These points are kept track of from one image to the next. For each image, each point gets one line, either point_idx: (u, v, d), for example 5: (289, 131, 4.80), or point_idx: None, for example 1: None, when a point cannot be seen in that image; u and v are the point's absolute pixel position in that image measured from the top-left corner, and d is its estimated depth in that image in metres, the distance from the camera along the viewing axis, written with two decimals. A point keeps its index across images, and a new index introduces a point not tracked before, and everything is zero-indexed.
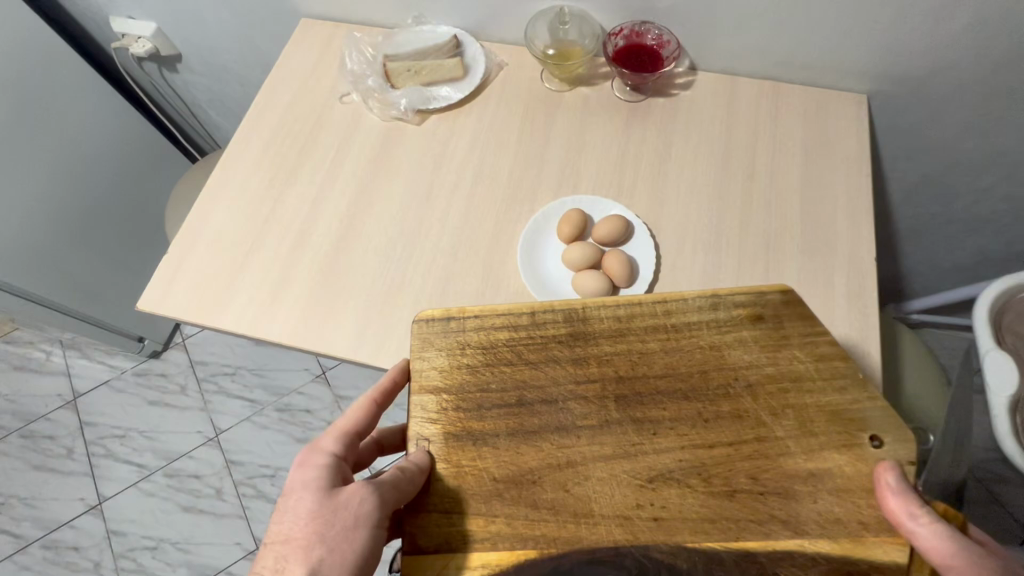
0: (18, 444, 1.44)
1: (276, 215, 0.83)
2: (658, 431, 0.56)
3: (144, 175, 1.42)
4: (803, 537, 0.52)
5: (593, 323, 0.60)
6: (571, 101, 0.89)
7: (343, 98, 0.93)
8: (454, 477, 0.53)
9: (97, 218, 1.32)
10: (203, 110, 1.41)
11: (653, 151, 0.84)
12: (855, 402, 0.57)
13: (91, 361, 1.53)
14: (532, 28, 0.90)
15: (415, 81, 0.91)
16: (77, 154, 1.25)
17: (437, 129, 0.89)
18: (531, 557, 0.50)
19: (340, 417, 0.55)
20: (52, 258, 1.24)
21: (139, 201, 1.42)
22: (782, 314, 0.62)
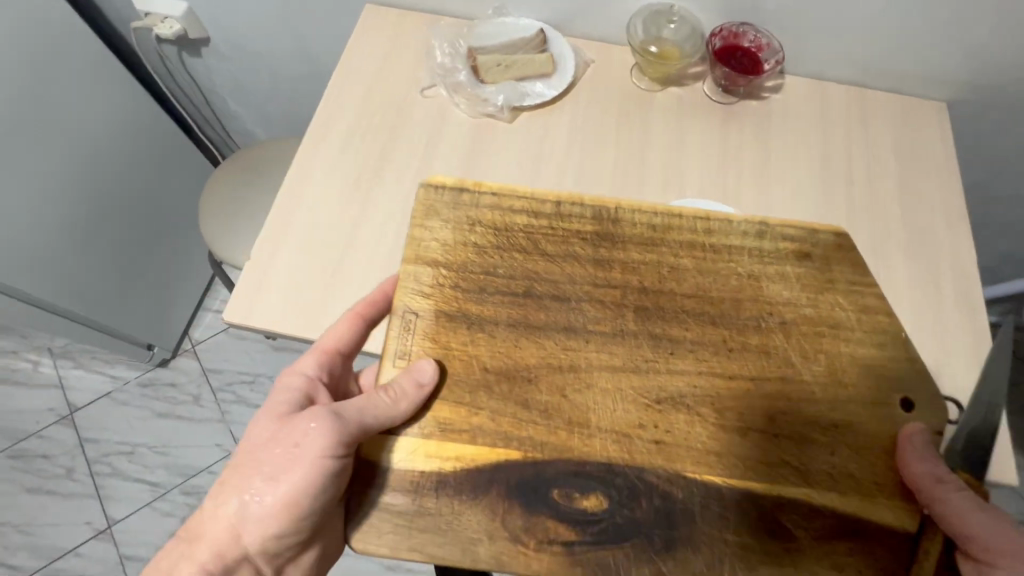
0: (8, 466, 1.24)
1: (370, 212, 0.72)
2: (675, 351, 0.52)
3: (165, 164, 1.21)
4: (812, 488, 0.48)
5: (620, 231, 0.56)
6: (663, 102, 0.80)
7: (422, 91, 0.81)
8: (444, 359, 0.51)
9: (113, 230, 1.13)
10: (222, 99, 1.21)
11: (753, 149, 0.76)
12: (895, 360, 0.52)
13: (88, 371, 1.33)
14: (631, 30, 0.80)
15: (505, 74, 0.79)
16: (88, 141, 1.04)
17: (527, 125, 0.78)
18: (513, 458, 0.48)
19: (322, 337, 0.54)
20: (55, 268, 1.04)
21: (145, 192, 1.18)
22: (832, 257, 0.56)
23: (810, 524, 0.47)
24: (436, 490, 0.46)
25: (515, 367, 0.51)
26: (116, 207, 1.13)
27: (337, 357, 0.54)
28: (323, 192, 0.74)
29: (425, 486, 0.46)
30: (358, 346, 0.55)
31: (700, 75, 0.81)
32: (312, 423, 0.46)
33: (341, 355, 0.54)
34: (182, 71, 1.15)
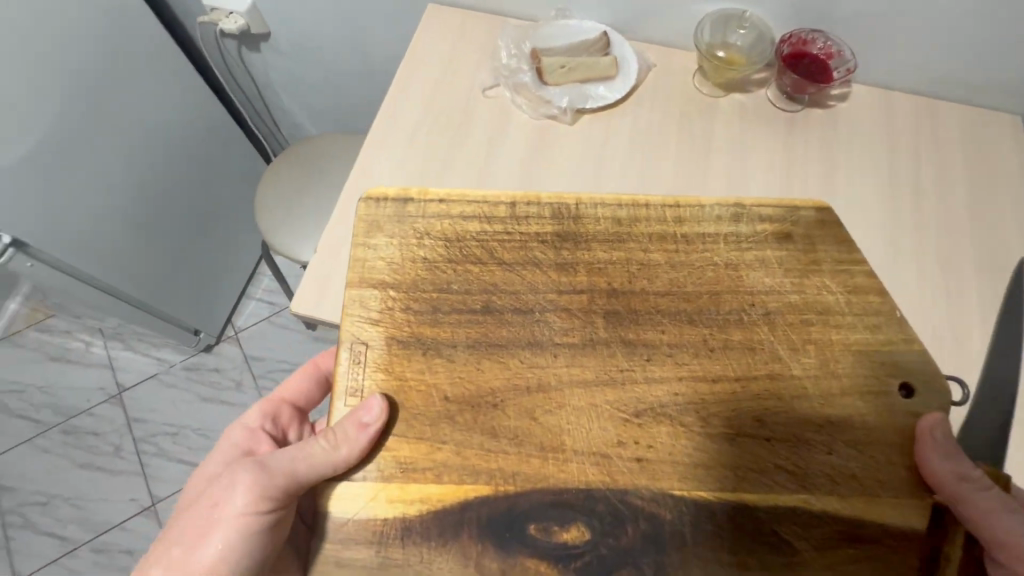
0: (59, 440, 1.20)
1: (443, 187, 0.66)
2: (652, 358, 0.47)
3: (227, 153, 1.15)
4: (810, 492, 0.44)
5: (585, 230, 0.51)
6: (727, 108, 0.71)
7: (485, 91, 0.73)
8: (397, 393, 0.46)
9: (175, 222, 1.07)
10: (276, 94, 1.16)
11: (817, 163, 0.68)
12: (891, 344, 0.48)
13: (136, 353, 1.29)
14: (697, 31, 0.72)
15: (568, 77, 0.72)
16: (162, 128, 0.99)
17: (594, 127, 0.70)
18: (482, 493, 0.43)
19: (276, 387, 0.52)
20: (120, 255, 0.98)
21: (208, 182, 1.13)
22: (817, 235, 0.51)
23: (812, 533, 0.43)
24: (402, 539, 0.42)
25: (477, 392, 0.46)
26: (181, 196, 1.07)
27: (287, 407, 0.52)
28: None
29: (390, 536, 0.42)
30: (313, 400, 0.53)
31: (763, 82, 0.73)
32: (236, 477, 0.42)
33: (289, 403, 0.52)
34: (241, 68, 1.10)
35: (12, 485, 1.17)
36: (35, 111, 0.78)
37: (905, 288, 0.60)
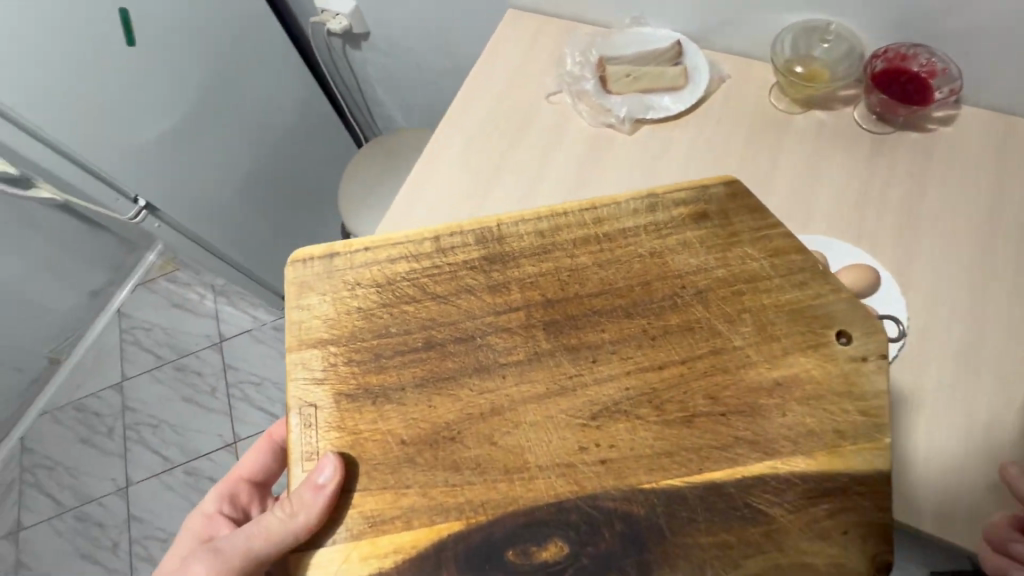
0: (172, 373, 1.52)
1: (495, 181, 0.75)
2: (598, 358, 0.48)
3: (326, 139, 1.32)
4: (775, 458, 0.44)
5: (512, 248, 0.52)
6: (805, 125, 0.74)
7: (550, 97, 0.80)
8: (352, 449, 0.46)
9: (275, 202, 1.24)
10: (372, 87, 1.30)
11: (898, 187, 0.69)
12: (821, 296, 0.49)
13: (237, 310, 1.57)
14: (777, 46, 0.75)
15: (632, 86, 0.78)
16: (270, 120, 1.17)
17: (651, 138, 0.76)
18: (454, 529, 0.43)
19: (233, 466, 0.53)
20: (235, 225, 1.16)
21: (304, 167, 1.28)
22: (729, 208, 0.53)
23: (783, 497, 0.43)
24: None
25: (433, 429, 0.46)
26: (280, 183, 1.23)
27: (247, 486, 0.53)
28: (435, 204, 0.74)
29: None
30: (271, 474, 0.54)
31: (852, 100, 0.74)
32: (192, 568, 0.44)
33: (247, 481, 0.53)
34: (345, 63, 1.25)
35: (133, 407, 1.50)
36: (165, 103, 0.95)
37: (984, 333, 0.60)
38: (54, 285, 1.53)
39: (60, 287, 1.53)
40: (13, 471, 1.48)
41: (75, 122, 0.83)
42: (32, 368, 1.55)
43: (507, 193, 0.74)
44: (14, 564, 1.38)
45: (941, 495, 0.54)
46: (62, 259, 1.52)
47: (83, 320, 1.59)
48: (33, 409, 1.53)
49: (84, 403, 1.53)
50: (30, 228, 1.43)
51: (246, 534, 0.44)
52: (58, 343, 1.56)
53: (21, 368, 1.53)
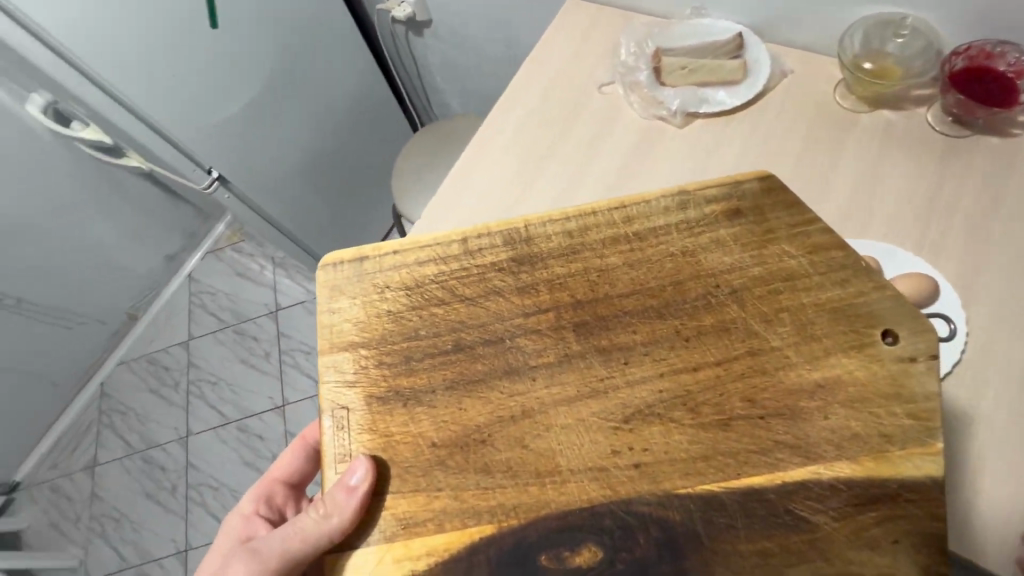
0: (230, 337, 1.61)
1: (542, 165, 0.75)
2: (629, 360, 0.47)
3: (375, 122, 1.39)
4: (818, 463, 0.43)
5: (540, 249, 0.52)
6: (871, 124, 0.71)
7: (602, 87, 0.80)
8: (384, 451, 0.46)
9: (329, 178, 1.33)
10: (431, 74, 1.35)
11: (971, 195, 0.65)
12: (864, 294, 0.47)
13: (294, 281, 1.63)
14: (848, 40, 0.73)
15: (688, 79, 0.77)
16: (332, 103, 1.26)
17: (704, 132, 0.74)
18: (486, 533, 0.43)
19: (270, 467, 0.54)
20: (292, 197, 1.25)
21: (358, 144, 1.37)
22: (763, 204, 0.51)
23: (826, 503, 0.42)
24: None
25: (464, 432, 0.46)
26: (333, 162, 1.32)
27: (283, 487, 0.54)
28: (482, 193, 0.74)
29: None
30: (306, 477, 0.55)
31: (926, 100, 0.71)
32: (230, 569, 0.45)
33: (282, 483, 0.54)
34: (406, 50, 1.31)
35: (197, 364, 1.59)
36: (237, 83, 1.05)
37: None
38: (136, 250, 1.60)
39: (140, 250, 1.61)
40: (91, 412, 1.59)
41: (159, 93, 0.94)
42: (111, 323, 1.64)
43: (553, 182, 0.73)
44: (91, 496, 1.49)
45: (1007, 533, 0.50)
46: (146, 226, 1.59)
47: (159, 282, 1.69)
48: (109, 356, 1.64)
49: (154, 355, 1.63)
50: (120, 196, 1.50)
51: (282, 536, 0.44)
52: (134, 301, 1.66)
53: (102, 321, 1.61)
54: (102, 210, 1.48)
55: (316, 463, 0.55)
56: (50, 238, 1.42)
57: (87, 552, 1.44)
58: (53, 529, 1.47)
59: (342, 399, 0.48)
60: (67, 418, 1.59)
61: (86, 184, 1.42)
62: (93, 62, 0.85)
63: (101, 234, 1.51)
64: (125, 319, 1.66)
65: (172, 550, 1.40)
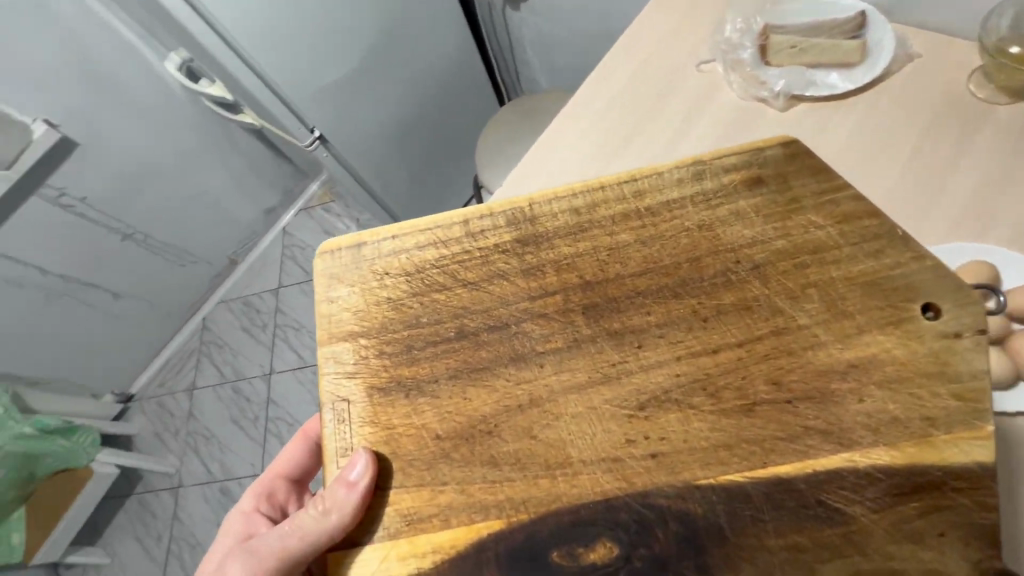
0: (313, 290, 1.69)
1: (632, 145, 0.71)
2: (643, 343, 0.44)
3: (450, 91, 1.36)
4: (853, 450, 0.39)
5: (545, 229, 0.48)
6: (1008, 117, 0.65)
7: (700, 64, 0.76)
8: (386, 445, 0.44)
9: (413, 143, 1.33)
10: (523, 48, 1.38)
11: None
12: (900, 265, 0.43)
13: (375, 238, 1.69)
14: (994, 20, 0.64)
15: (796, 58, 0.72)
16: (426, 78, 1.27)
17: (807, 116, 0.70)
18: (494, 528, 0.40)
19: (272, 461, 0.53)
20: (378, 163, 1.28)
21: (441, 110, 1.36)
22: (786, 171, 0.47)
23: (863, 494, 0.38)
24: None
25: (468, 423, 0.44)
26: (417, 131, 1.33)
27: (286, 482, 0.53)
28: (563, 169, 0.71)
29: None
30: (308, 471, 0.54)
31: None
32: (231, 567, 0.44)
33: (284, 478, 0.54)
34: (502, 23, 1.34)
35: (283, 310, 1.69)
36: (342, 50, 1.07)
37: None
38: (242, 201, 1.68)
39: (246, 200, 1.69)
40: (195, 339, 1.73)
41: (275, 54, 0.99)
42: (217, 266, 1.74)
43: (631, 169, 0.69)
44: (188, 414, 1.64)
45: None
46: (250, 179, 1.66)
47: (257, 232, 1.77)
48: (211, 295, 1.75)
49: (249, 299, 1.73)
50: (232, 150, 1.57)
51: (281, 533, 0.43)
52: (236, 247, 1.74)
53: (210, 263, 1.71)
54: (215, 162, 1.55)
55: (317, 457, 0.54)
56: (170, 186, 1.49)
57: (182, 463, 1.59)
58: (155, 437, 1.64)
59: (340, 390, 0.46)
60: (175, 342, 1.73)
61: (206, 142, 1.51)
62: (227, 22, 0.91)
63: (213, 185, 1.58)
64: (227, 263, 1.75)
65: (249, 472, 1.52)
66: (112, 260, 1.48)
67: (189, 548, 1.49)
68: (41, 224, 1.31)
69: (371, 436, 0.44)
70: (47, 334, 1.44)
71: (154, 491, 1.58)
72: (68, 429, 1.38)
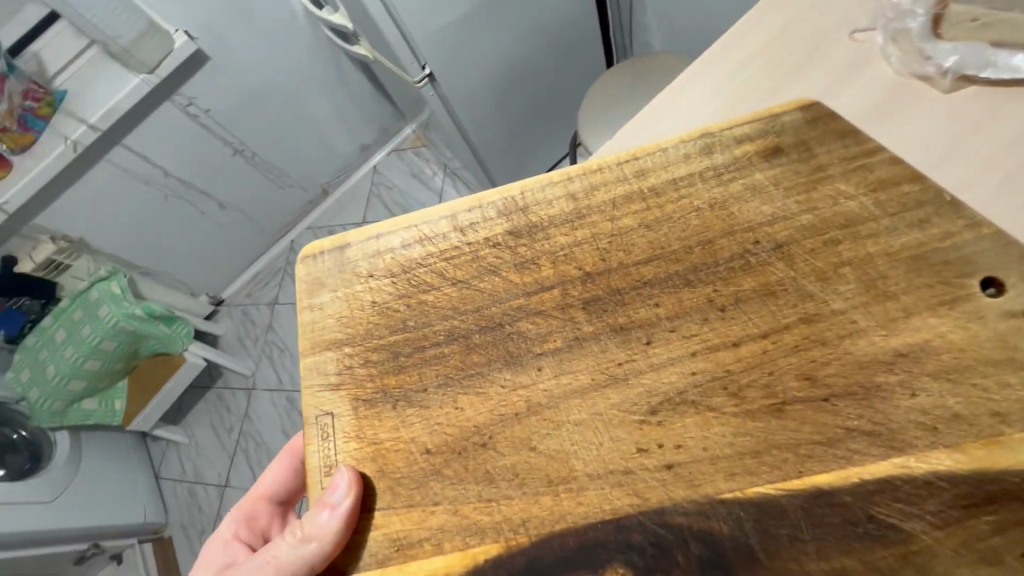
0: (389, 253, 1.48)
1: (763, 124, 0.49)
2: (653, 339, 0.39)
3: (567, 53, 1.08)
4: (905, 454, 0.33)
5: (540, 218, 0.44)
6: None
7: (852, 32, 0.50)
8: (373, 463, 0.40)
9: (522, 105, 1.10)
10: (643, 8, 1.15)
11: None
12: (952, 236, 0.37)
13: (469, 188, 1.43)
14: None
15: (981, 34, 0.47)
16: (538, 35, 0.99)
17: (986, 108, 0.45)
18: (491, 554, 0.36)
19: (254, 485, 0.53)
20: (489, 123, 1.07)
21: (556, 73, 1.10)
22: (807, 137, 0.42)
23: (922, 507, 0.32)
24: None
25: (461, 435, 0.39)
26: (523, 100, 1.09)
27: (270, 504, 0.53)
28: None
29: None
30: (292, 492, 0.54)
31: None
32: None
33: (266, 500, 0.53)
34: None
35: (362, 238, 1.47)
36: None
37: None
38: (343, 133, 1.41)
39: (347, 131, 1.42)
40: (282, 259, 1.54)
41: None
42: (310, 194, 1.49)
43: None
44: (269, 325, 1.50)
45: None
46: (354, 114, 1.39)
47: (350, 167, 1.51)
48: (300, 221, 1.53)
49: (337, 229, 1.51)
50: (340, 80, 1.30)
51: (257, 563, 0.40)
52: (330, 177, 1.49)
53: (304, 190, 1.47)
54: (324, 89, 1.29)
55: (298, 476, 0.53)
56: (280, 109, 1.26)
57: (257, 368, 1.47)
58: (239, 342, 1.51)
59: (324, 403, 0.42)
60: (262, 261, 1.54)
61: (319, 70, 1.25)
62: None
63: (320, 115, 1.33)
64: (320, 192, 1.51)
65: None
66: (218, 172, 1.28)
67: (257, 446, 1.41)
68: (151, 131, 1.12)
69: (360, 456, 0.40)
70: (157, 237, 1.29)
71: (230, 388, 1.48)
72: (170, 317, 1.22)
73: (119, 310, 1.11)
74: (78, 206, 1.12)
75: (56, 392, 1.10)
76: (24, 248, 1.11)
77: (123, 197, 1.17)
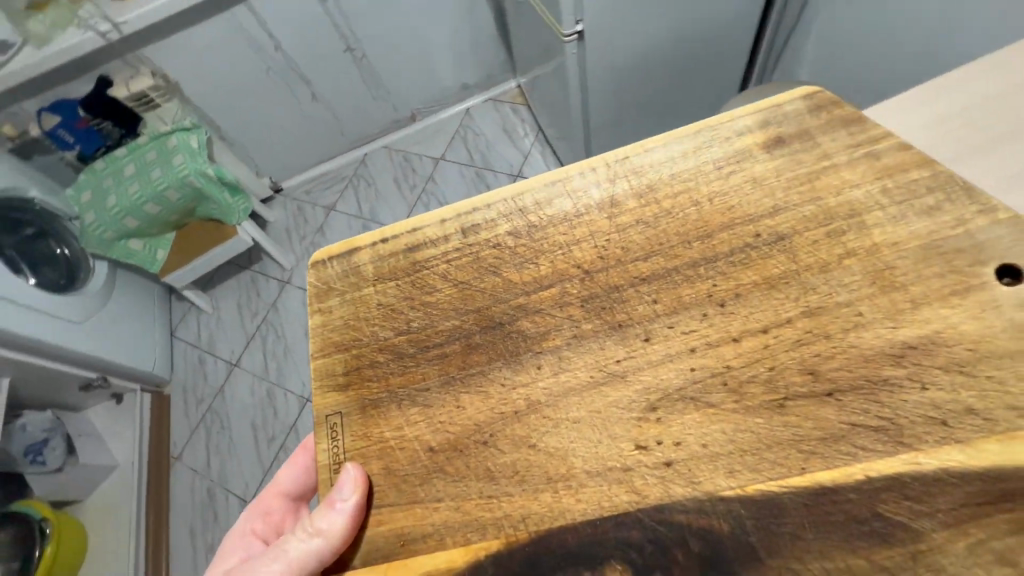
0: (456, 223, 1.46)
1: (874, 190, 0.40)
2: (651, 335, 0.39)
3: (715, 55, 0.96)
4: (914, 452, 0.32)
5: (540, 218, 0.44)
6: None
7: None
8: (381, 459, 0.41)
9: (650, 94, 1.00)
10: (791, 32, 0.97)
11: None
12: (965, 222, 0.36)
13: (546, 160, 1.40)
14: None
15: None
16: (702, 25, 0.88)
17: None
18: (492, 549, 0.36)
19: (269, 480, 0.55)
20: (613, 103, 0.99)
21: (698, 71, 0.99)
22: (810, 125, 0.41)
23: (931, 506, 0.31)
24: None
25: (464, 433, 0.40)
26: (654, 89, 0.99)
27: (285, 500, 0.55)
28: None
29: None
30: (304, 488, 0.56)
31: None
32: None
33: (281, 496, 0.55)
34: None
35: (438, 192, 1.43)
36: None
37: None
38: (451, 61, 1.41)
39: (456, 62, 1.41)
40: (349, 168, 1.53)
41: None
42: (398, 115, 1.50)
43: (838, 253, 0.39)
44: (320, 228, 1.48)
45: None
46: (467, 49, 1.39)
47: (447, 99, 1.51)
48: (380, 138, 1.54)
49: (410, 154, 1.50)
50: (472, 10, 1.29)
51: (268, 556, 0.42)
52: (423, 104, 1.50)
53: (393, 108, 1.48)
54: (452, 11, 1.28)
55: (309, 472, 0.55)
56: (400, 18, 1.26)
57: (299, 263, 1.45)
58: (286, 233, 1.49)
59: (330, 403, 0.44)
60: (336, 161, 1.55)
61: None
62: None
63: (436, 38, 1.34)
64: (407, 116, 1.52)
65: None
66: (323, 61, 1.29)
67: (276, 339, 1.38)
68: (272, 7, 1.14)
69: (367, 455, 0.42)
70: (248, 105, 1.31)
71: (264, 274, 1.46)
72: (235, 188, 1.17)
73: (191, 162, 1.09)
74: (183, 48, 1.13)
75: (112, 221, 1.14)
76: (123, 74, 1.12)
77: (228, 53, 1.18)
